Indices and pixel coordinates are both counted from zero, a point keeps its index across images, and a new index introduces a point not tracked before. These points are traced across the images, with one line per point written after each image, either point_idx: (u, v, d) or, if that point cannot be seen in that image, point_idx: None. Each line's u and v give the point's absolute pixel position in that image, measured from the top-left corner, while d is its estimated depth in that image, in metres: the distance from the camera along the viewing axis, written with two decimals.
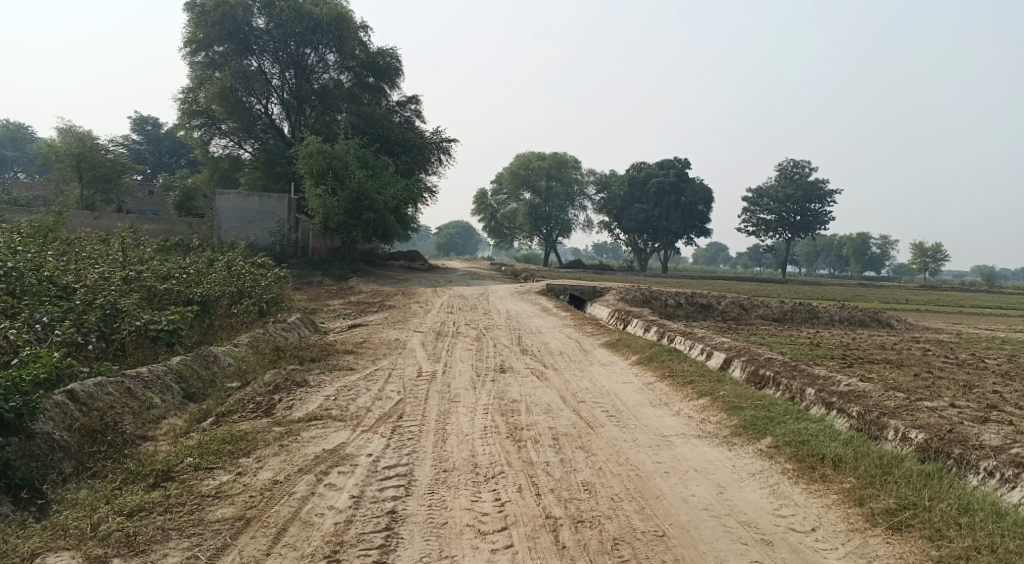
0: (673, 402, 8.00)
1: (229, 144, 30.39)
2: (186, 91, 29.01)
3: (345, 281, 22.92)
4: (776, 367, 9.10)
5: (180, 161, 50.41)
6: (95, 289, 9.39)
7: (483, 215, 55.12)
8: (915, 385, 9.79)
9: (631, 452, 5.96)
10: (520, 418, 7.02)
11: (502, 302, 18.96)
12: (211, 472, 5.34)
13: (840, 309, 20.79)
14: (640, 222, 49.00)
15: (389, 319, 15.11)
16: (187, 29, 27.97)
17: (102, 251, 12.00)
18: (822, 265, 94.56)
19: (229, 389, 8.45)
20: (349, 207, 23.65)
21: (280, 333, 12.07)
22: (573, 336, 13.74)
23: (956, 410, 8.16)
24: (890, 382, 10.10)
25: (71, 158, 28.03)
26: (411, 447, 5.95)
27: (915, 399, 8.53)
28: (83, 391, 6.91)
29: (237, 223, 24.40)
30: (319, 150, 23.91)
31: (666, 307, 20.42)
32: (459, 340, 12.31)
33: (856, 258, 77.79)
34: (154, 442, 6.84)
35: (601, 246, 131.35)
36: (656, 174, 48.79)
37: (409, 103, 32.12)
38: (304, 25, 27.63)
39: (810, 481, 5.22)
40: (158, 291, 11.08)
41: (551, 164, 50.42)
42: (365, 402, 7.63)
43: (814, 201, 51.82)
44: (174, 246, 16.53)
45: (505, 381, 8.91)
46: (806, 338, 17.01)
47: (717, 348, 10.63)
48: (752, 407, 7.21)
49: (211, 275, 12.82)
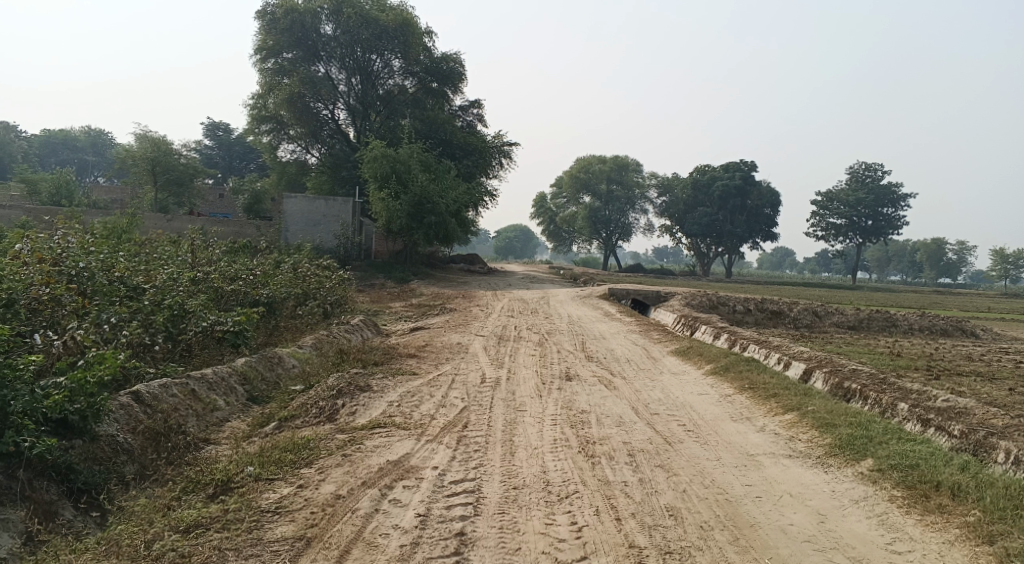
0: (755, 417, 7.47)
1: (297, 149, 30.92)
2: (256, 97, 29.57)
3: (406, 283, 22.88)
4: (863, 380, 8.44)
5: (249, 166, 51.62)
6: (165, 290, 9.40)
7: (542, 219, 54.93)
8: (1016, 402, 8.98)
9: (717, 473, 5.51)
10: (592, 431, 6.61)
11: (564, 306, 18.56)
12: (271, 484, 5.11)
13: (921, 318, 19.65)
14: (704, 226, 47.81)
15: (450, 322, 14.90)
16: (257, 36, 28.57)
17: (172, 253, 12.13)
18: (894, 271, 90.95)
19: (293, 392, 8.28)
20: (411, 210, 23.66)
21: (343, 334, 11.95)
22: (640, 343, 13.21)
23: None
24: (987, 396, 9.30)
25: (147, 162, 28.93)
26: (478, 460, 5.61)
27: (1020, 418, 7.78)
28: (148, 392, 6.83)
29: (303, 226, 24.67)
30: (383, 154, 23.98)
31: (734, 314, 19.65)
32: (522, 345, 11.96)
33: (930, 264, 74.46)
34: (217, 447, 6.73)
35: (662, 251, 129.67)
36: (721, 176, 47.58)
37: (471, 107, 31.99)
38: (369, 31, 27.77)
39: (925, 512, 4.67)
40: (225, 291, 11.09)
41: (612, 168, 49.53)
42: (429, 409, 7.33)
43: (886, 205, 49.69)
44: (242, 248, 16.70)
45: (572, 389, 8.52)
46: (885, 348, 16.05)
47: (796, 357, 9.99)
48: (846, 424, 6.63)
49: (277, 277, 12.83)
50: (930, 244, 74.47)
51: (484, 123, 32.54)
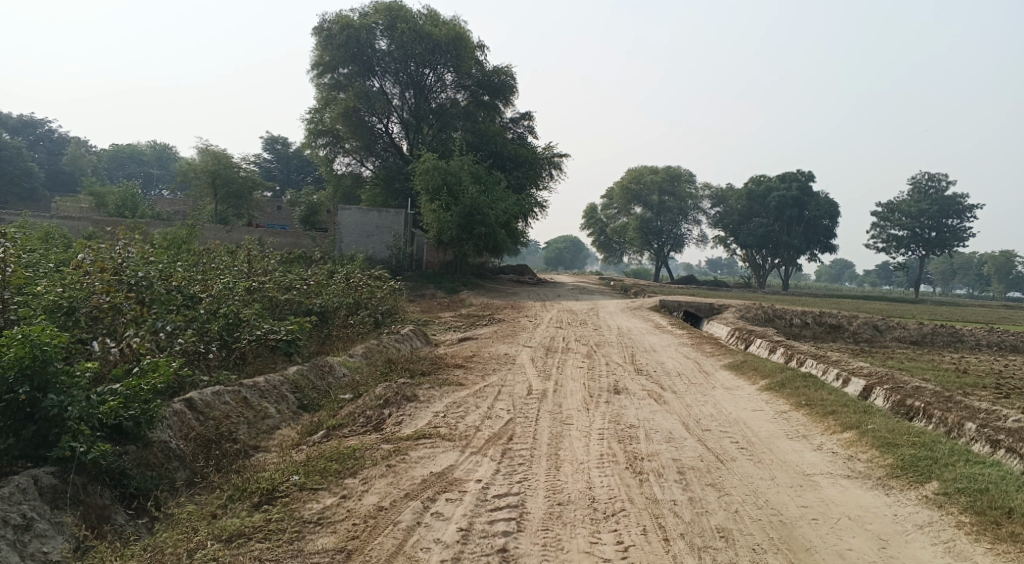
0: (812, 436, 7.21)
1: (352, 162, 31.42)
2: (313, 112, 30.13)
3: (456, 294, 22.96)
4: (927, 398, 8.07)
5: (306, 178, 52.74)
6: (221, 299, 9.59)
7: (593, 230, 54.69)
8: None
9: (771, 494, 5.30)
10: (640, 446, 6.45)
11: (615, 318, 18.34)
12: (315, 494, 5.11)
13: (989, 334, 18.82)
14: (759, 237, 46.88)
15: (499, 333, 14.86)
16: (315, 52, 29.23)
17: (229, 263, 12.39)
18: (959, 285, 87.71)
19: (342, 401, 8.33)
20: (461, 221, 23.78)
21: (393, 344, 12.02)
22: (692, 356, 12.94)
23: None
24: None
25: (208, 175, 29.78)
26: (522, 474, 5.52)
27: None
28: (201, 399, 6.93)
29: (357, 237, 25.00)
30: (435, 166, 24.17)
31: (791, 327, 19.13)
32: (570, 357, 11.83)
33: (999, 278, 71.52)
34: (265, 454, 6.79)
35: (716, 263, 127.75)
36: (777, 187, 46.59)
37: (522, 118, 32.06)
38: (423, 46, 28.11)
39: (996, 541, 4.39)
40: (279, 301, 11.26)
41: (665, 178, 48.97)
42: (474, 421, 7.27)
43: (951, 216, 47.93)
44: (297, 259, 16.98)
45: (620, 403, 8.36)
46: (950, 364, 15.41)
47: (855, 373, 9.62)
48: (908, 444, 6.33)
49: (330, 287, 12.99)
50: (998, 256, 71.61)
51: (534, 135, 32.57)
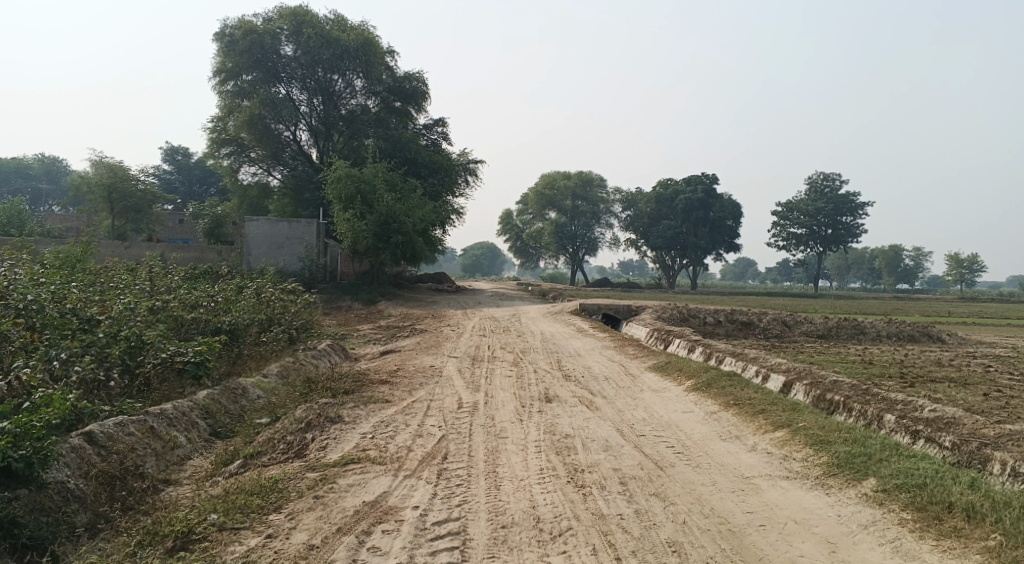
0: (744, 436, 7.23)
1: (258, 172, 30.16)
2: (215, 120, 28.89)
3: (373, 305, 22.40)
4: (845, 392, 8.24)
5: (209, 190, 50.56)
6: (121, 321, 8.88)
7: (509, 235, 54.81)
8: (989, 405, 8.88)
9: (715, 500, 5.25)
10: (578, 457, 6.28)
11: (536, 323, 18.24)
12: (236, 534, 4.68)
13: (888, 325, 19.74)
14: (669, 239, 48.05)
15: (421, 344, 14.48)
16: (216, 59, 28.02)
17: (129, 281, 11.54)
18: (854, 278, 92.63)
19: (258, 426, 7.80)
20: (377, 230, 23.25)
21: (310, 361, 11.49)
22: (616, 359, 12.93)
23: None
24: (962, 400, 9.21)
25: (102, 189, 28.06)
26: (461, 496, 5.24)
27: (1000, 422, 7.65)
28: (102, 432, 6.32)
29: (267, 249, 24.02)
30: (347, 175, 23.48)
31: (705, 325, 19.51)
32: (497, 365, 11.61)
33: (888, 271, 75.89)
34: (177, 488, 6.26)
35: (628, 264, 130.73)
36: (684, 190, 47.87)
37: (434, 126, 31.68)
38: (331, 51, 27.40)
39: (940, 536, 4.50)
40: (185, 320, 10.56)
41: (577, 184, 49.53)
42: (404, 440, 6.93)
43: (845, 214, 50.48)
44: (203, 274, 16.09)
45: (552, 411, 8.17)
46: (855, 356, 16.03)
47: (775, 370, 9.77)
48: (840, 441, 6.40)
49: (240, 303, 12.31)
50: (888, 251, 75.97)
51: (448, 142, 32.27)
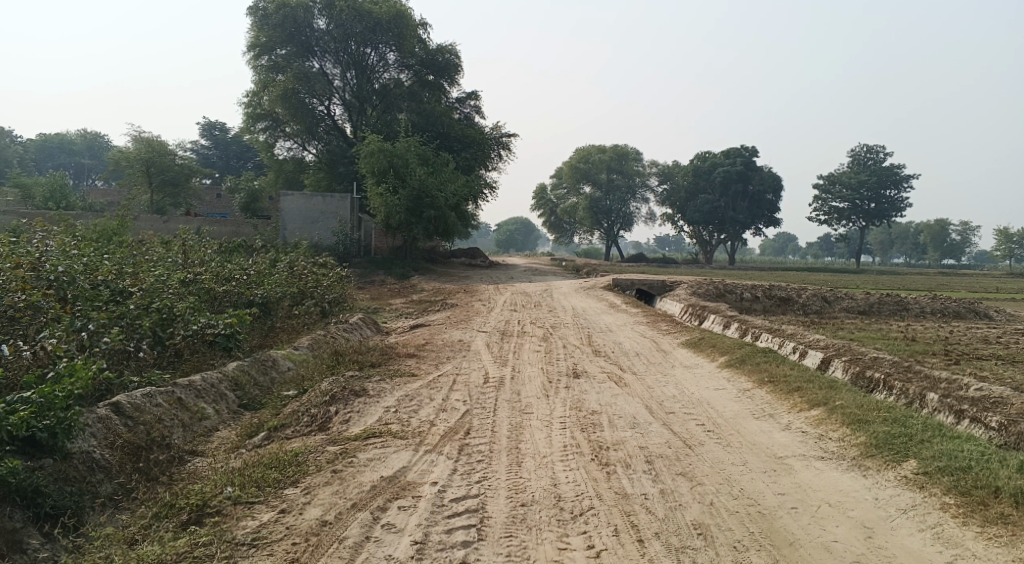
0: (778, 414, 6.97)
1: (293, 146, 30.34)
2: (251, 95, 28.89)
3: (406, 279, 22.37)
4: (886, 369, 7.91)
5: (247, 165, 51.02)
6: (153, 293, 8.90)
7: (543, 210, 54.44)
8: None
9: (745, 480, 5.06)
10: (604, 434, 6.10)
11: (568, 298, 18.01)
12: (251, 509, 4.63)
13: (933, 301, 19.08)
14: (706, 213, 47.19)
15: (452, 318, 14.37)
16: (250, 33, 28.00)
17: (163, 254, 11.58)
18: (897, 254, 90.17)
19: (285, 399, 7.77)
20: (410, 205, 23.11)
21: (341, 335, 11.47)
22: (648, 335, 12.67)
23: None
24: (1009, 379, 8.78)
25: (141, 163, 28.39)
26: (481, 473, 5.11)
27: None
28: (129, 403, 6.32)
29: (301, 224, 24.14)
30: (381, 148, 23.40)
31: (742, 301, 19.07)
32: (527, 340, 11.45)
33: (934, 246, 73.75)
34: (203, 459, 6.26)
35: (665, 239, 129.31)
36: (722, 163, 46.94)
37: (468, 99, 31.39)
38: (363, 25, 27.19)
39: (986, 523, 4.25)
40: (217, 293, 10.57)
41: (612, 157, 48.85)
42: (428, 415, 6.82)
43: (889, 187, 48.99)
44: (237, 248, 16.15)
45: (580, 387, 8.01)
46: (898, 332, 15.51)
47: (812, 346, 9.44)
48: (880, 421, 6.11)
49: (272, 276, 12.30)
50: (934, 225, 73.75)
51: (481, 115, 31.97)
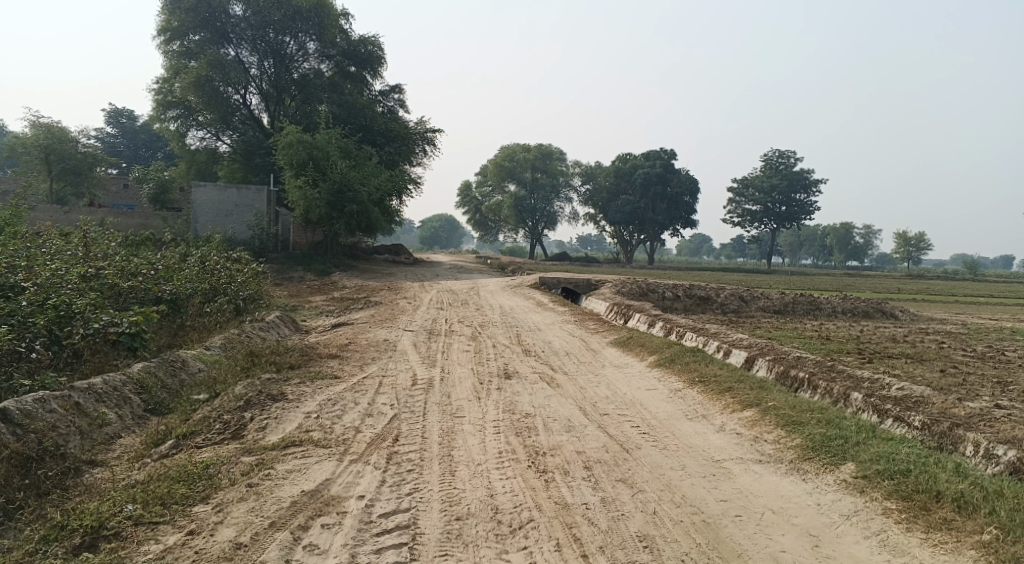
0: (712, 415, 6.90)
1: (207, 136, 28.90)
2: (161, 81, 27.35)
3: (326, 276, 21.63)
4: (809, 368, 7.96)
5: (156, 154, 48.57)
6: (49, 288, 8.12)
7: (467, 208, 54.08)
8: (947, 381, 8.71)
9: (686, 485, 4.94)
10: (540, 439, 5.85)
11: (494, 296, 17.75)
12: (154, 531, 4.18)
13: (843, 301, 19.76)
14: (627, 214, 47.85)
15: (375, 317, 13.88)
16: (160, 16, 26.53)
17: (60, 247, 10.66)
18: (805, 256, 94.02)
19: (196, 403, 7.19)
20: (331, 199, 22.37)
21: (257, 334, 10.86)
22: (577, 334, 12.54)
23: (1009, 409, 7.04)
24: (920, 377, 9.04)
25: (39, 149, 26.50)
26: (412, 484, 4.79)
27: (960, 398, 7.44)
28: (19, 408, 5.67)
29: (214, 216, 23.04)
30: (300, 140, 22.59)
31: (664, 300, 19.27)
32: (453, 339, 11.14)
33: (839, 249, 77.14)
34: (104, 471, 5.67)
35: (586, 239, 131.35)
36: (642, 164, 47.72)
37: (392, 92, 30.75)
38: (283, 12, 26.26)
39: (930, 529, 4.30)
40: (122, 288, 9.80)
41: (536, 156, 48.92)
42: (353, 421, 6.42)
43: (799, 191, 50.90)
44: (143, 241, 15.12)
45: (512, 389, 7.75)
46: (812, 331, 15.93)
47: (737, 345, 9.47)
48: (814, 422, 6.10)
49: (182, 271, 11.53)
50: (839, 228, 77.13)
51: (405, 109, 31.34)
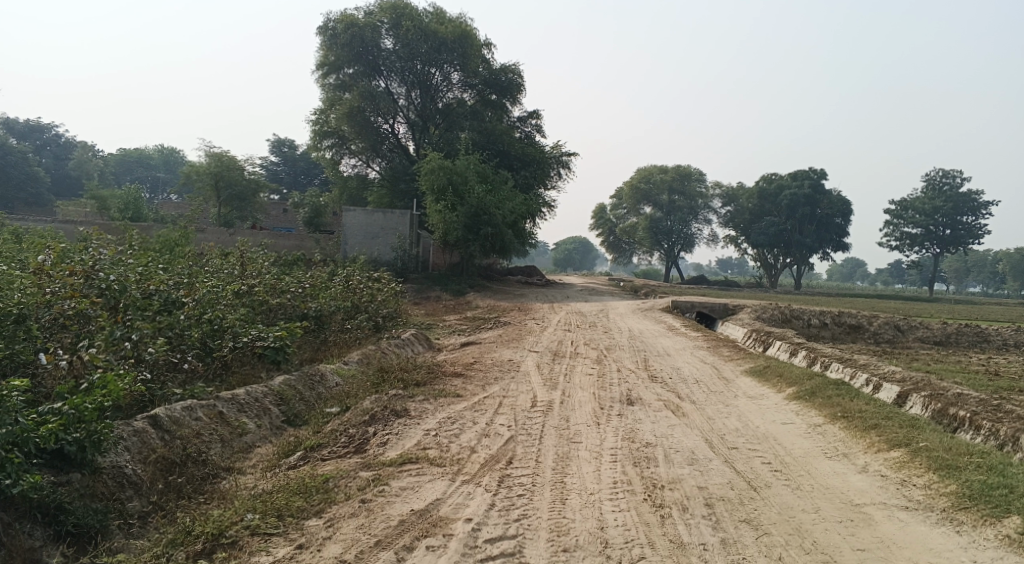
0: (853, 454, 6.34)
1: (358, 164, 30.60)
2: (318, 113, 29.26)
3: (462, 296, 22.10)
4: (972, 407, 7.14)
5: (313, 181, 51.98)
6: (206, 303, 8.73)
7: (602, 230, 53.86)
8: None
9: (817, 530, 4.54)
10: (658, 471, 5.59)
11: (626, 320, 17.40)
12: (267, 541, 4.31)
13: (1017, 333, 17.79)
14: (770, 236, 45.78)
15: (504, 337, 13.97)
16: (319, 52, 28.48)
17: (220, 265, 11.50)
18: (973, 283, 86.00)
19: (328, 415, 7.46)
20: (467, 222, 22.95)
21: (392, 350, 11.20)
22: (709, 361, 12.01)
23: None
24: None
25: (210, 177, 29.01)
26: (521, 510, 4.69)
27: None
28: (168, 415, 6.11)
29: (361, 238, 24.21)
30: (440, 166, 23.37)
31: (809, 328, 18.14)
32: (579, 362, 10.98)
33: (1014, 275, 69.99)
34: (239, 477, 5.98)
35: (726, 263, 127.15)
36: (789, 185, 45.47)
37: (529, 117, 31.20)
38: (429, 44, 27.41)
39: None
40: (271, 305, 10.43)
41: (674, 177, 47.64)
42: (469, 440, 6.42)
43: (966, 213, 46.71)
44: (294, 261, 16.07)
45: (634, 416, 7.49)
46: (980, 366, 14.42)
47: (888, 379, 8.68)
48: (972, 467, 5.44)
49: (326, 290, 12.11)
50: (1015, 254, 69.96)
51: (542, 134, 31.68)
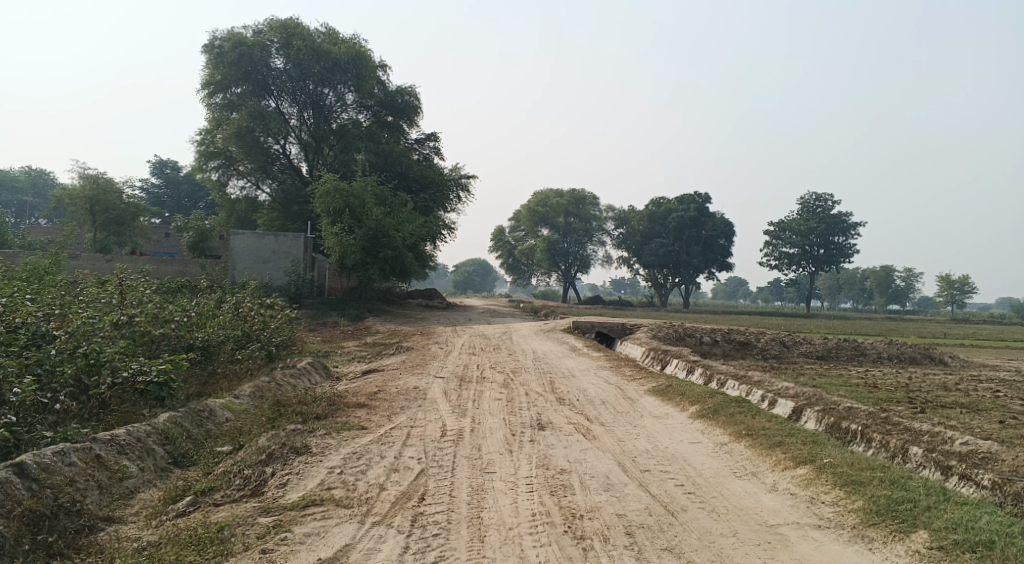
0: (762, 472, 6.43)
1: (246, 185, 29.39)
2: (203, 133, 27.93)
3: (360, 321, 21.49)
4: (862, 420, 7.42)
5: (198, 204, 49.60)
6: (80, 336, 7.91)
7: (500, 252, 54.06)
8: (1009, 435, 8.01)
9: (738, 556, 4.53)
10: (576, 499, 5.45)
11: (528, 342, 17.35)
12: None
13: (889, 346, 18.97)
14: (661, 257, 47.29)
15: (407, 363, 13.58)
16: (204, 71, 27.22)
17: (95, 295, 10.58)
18: (844, 299, 91.87)
19: (219, 455, 6.90)
20: (365, 245, 22.38)
21: (288, 381, 10.64)
22: (613, 381, 12.05)
23: None
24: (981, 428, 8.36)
25: (84, 200, 27.10)
26: (438, 552, 4.47)
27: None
28: (36, 461, 5.44)
29: (252, 263, 23.17)
30: (336, 188, 22.73)
31: (702, 345, 18.67)
32: (485, 387, 10.78)
33: (880, 291, 75.24)
34: (119, 528, 5.40)
35: (619, 283, 130.49)
36: (676, 209, 47.28)
37: (427, 139, 30.99)
38: (322, 64, 26.81)
39: None
40: (153, 336, 9.66)
41: (570, 201, 48.82)
42: (377, 476, 6.08)
43: (836, 234, 49.91)
44: (179, 288, 15.09)
45: (546, 441, 7.35)
46: (859, 379, 15.22)
47: (782, 394, 8.95)
48: (875, 482, 5.61)
49: (215, 319, 11.39)
50: (880, 271, 75.20)
51: (440, 156, 31.53)
